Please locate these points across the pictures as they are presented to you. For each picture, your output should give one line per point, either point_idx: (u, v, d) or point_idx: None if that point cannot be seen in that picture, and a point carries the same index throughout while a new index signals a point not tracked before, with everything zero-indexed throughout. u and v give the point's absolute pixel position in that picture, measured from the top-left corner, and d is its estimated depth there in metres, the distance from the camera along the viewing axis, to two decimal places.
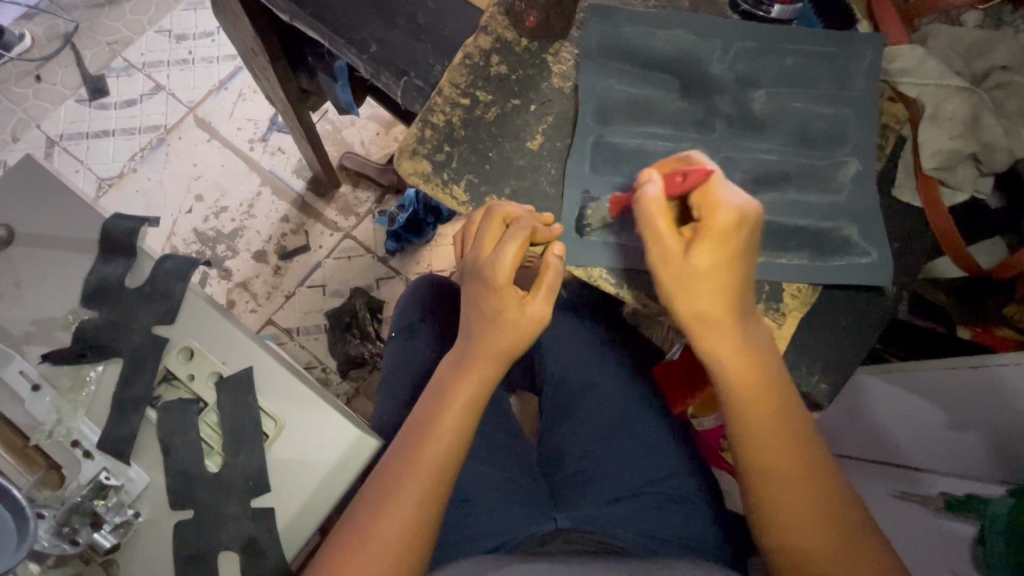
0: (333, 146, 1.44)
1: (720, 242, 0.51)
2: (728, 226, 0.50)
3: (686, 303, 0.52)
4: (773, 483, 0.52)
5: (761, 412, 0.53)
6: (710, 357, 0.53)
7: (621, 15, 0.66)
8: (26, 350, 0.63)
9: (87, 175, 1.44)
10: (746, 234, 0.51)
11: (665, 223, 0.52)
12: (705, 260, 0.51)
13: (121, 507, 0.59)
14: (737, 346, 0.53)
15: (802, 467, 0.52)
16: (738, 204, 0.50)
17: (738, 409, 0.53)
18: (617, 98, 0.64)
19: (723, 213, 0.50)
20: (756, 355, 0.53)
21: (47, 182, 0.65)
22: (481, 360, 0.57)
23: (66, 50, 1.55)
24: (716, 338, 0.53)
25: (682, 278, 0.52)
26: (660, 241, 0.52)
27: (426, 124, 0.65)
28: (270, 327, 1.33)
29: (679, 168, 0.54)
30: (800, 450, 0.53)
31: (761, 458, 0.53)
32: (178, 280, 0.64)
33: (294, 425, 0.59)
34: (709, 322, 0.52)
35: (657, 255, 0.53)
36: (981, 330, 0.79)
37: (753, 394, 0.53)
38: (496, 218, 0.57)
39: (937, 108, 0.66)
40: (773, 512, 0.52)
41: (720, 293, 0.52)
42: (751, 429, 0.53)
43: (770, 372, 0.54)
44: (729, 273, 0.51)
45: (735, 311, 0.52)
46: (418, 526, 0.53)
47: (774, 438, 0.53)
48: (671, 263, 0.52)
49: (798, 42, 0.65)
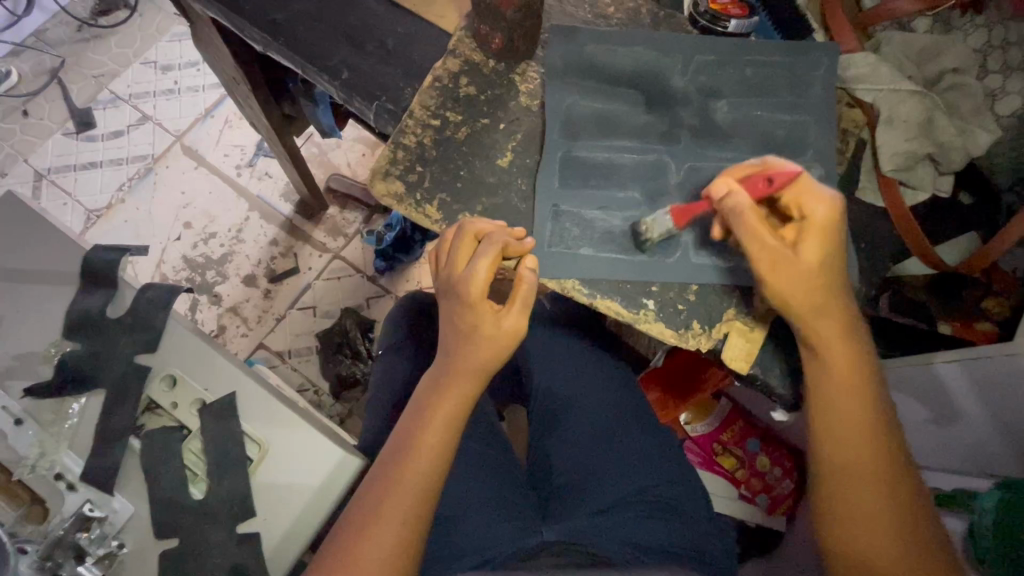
0: (319, 168, 1.46)
1: (824, 236, 0.53)
2: (827, 219, 0.53)
3: (791, 297, 0.53)
4: (846, 469, 0.53)
5: (853, 402, 0.54)
6: (813, 339, 0.54)
7: (583, 33, 0.68)
8: (8, 385, 0.63)
9: (74, 207, 1.45)
10: (842, 226, 0.54)
11: (764, 227, 0.53)
12: (815, 256, 0.53)
13: (104, 539, 0.58)
14: (841, 326, 0.54)
15: (878, 455, 0.53)
16: (832, 196, 0.54)
17: (833, 388, 0.54)
18: (584, 114, 0.66)
19: (823, 207, 0.53)
20: (861, 351, 0.54)
21: (27, 218, 0.66)
22: (460, 376, 0.57)
23: (53, 85, 1.57)
24: (819, 317, 0.54)
25: (794, 276, 0.53)
26: (767, 245, 0.53)
27: (397, 147, 0.66)
28: (262, 351, 1.33)
29: (758, 173, 0.56)
30: (880, 441, 0.53)
31: (839, 437, 0.54)
32: (158, 309, 0.64)
33: (274, 450, 0.59)
34: (809, 308, 0.53)
35: (766, 262, 0.53)
36: (962, 325, 0.82)
37: (847, 375, 0.54)
38: (468, 235, 0.58)
39: (892, 112, 0.68)
40: (839, 492, 0.53)
41: (818, 285, 0.53)
42: (838, 427, 0.54)
43: (866, 356, 0.55)
44: (829, 264, 0.54)
45: (838, 298, 0.54)
46: (402, 545, 0.53)
47: (858, 422, 0.54)
48: (783, 263, 0.53)
49: (757, 53, 0.67)
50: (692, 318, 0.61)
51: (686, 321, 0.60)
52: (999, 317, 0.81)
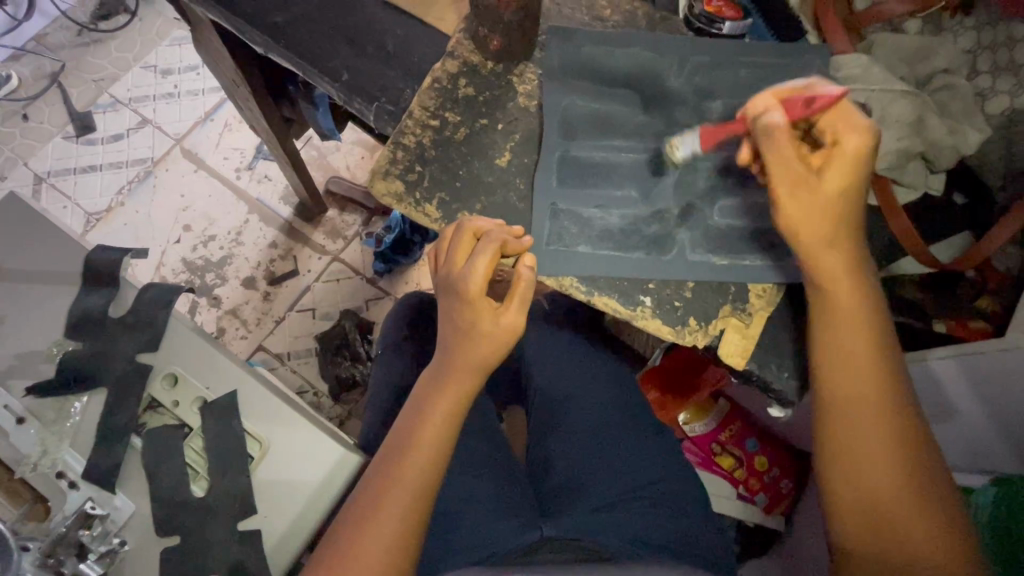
0: (319, 171, 1.47)
1: (852, 165, 0.55)
2: (858, 148, 0.55)
3: (805, 224, 0.56)
4: (847, 397, 0.56)
5: (854, 332, 0.57)
6: (818, 272, 0.57)
7: (580, 36, 0.69)
8: (10, 385, 0.63)
9: (74, 210, 1.45)
10: (872, 157, 0.56)
11: (793, 148, 0.55)
12: (835, 184, 0.55)
13: (106, 537, 0.58)
14: (846, 261, 0.57)
15: (877, 383, 0.56)
16: (867, 127, 0.55)
17: (836, 319, 0.57)
18: (581, 114, 0.67)
19: (855, 136, 0.55)
20: (863, 286, 0.57)
21: (30, 218, 0.67)
22: (458, 373, 0.58)
23: (53, 88, 1.58)
24: (827, 250, 0.56)
25: (813, 202, 0.55)
26: (791, 165, 0.55)
27: (397, 147, 0.67)
28: (261, 353, 1.34)
29: (796, 94, 0.57)
30: (879, 369, 0.56)
31: (841, 367, 0.57)
32: (159, 308, 0.65)
33: (274, 448, 0.60)
34: (824, 237, 0.56)
35: (787, 181, 0.56)
36: (957, 324, 0.82)
37: (849, 306, 0.57)
38: (467, 232, 0.59)
39: (884, 112, 0.69)
40: (840, 417, 0.57)
41: (834, 218, 0.56)
42: (840, 357, 0.56)
43: (868, 289, 0.57)
44: (849, 196, 0.56)
45: (850, 232, 0.57)
46: (402, 539, 0.53)
47: (860, 352, 0.56)
48: (805, 186, 0.55)
49: (752, 55, 0.68)
50: (687, 316, 0.61)
51: (682, 318, 0.61)
52: (993, 315, 0.81)
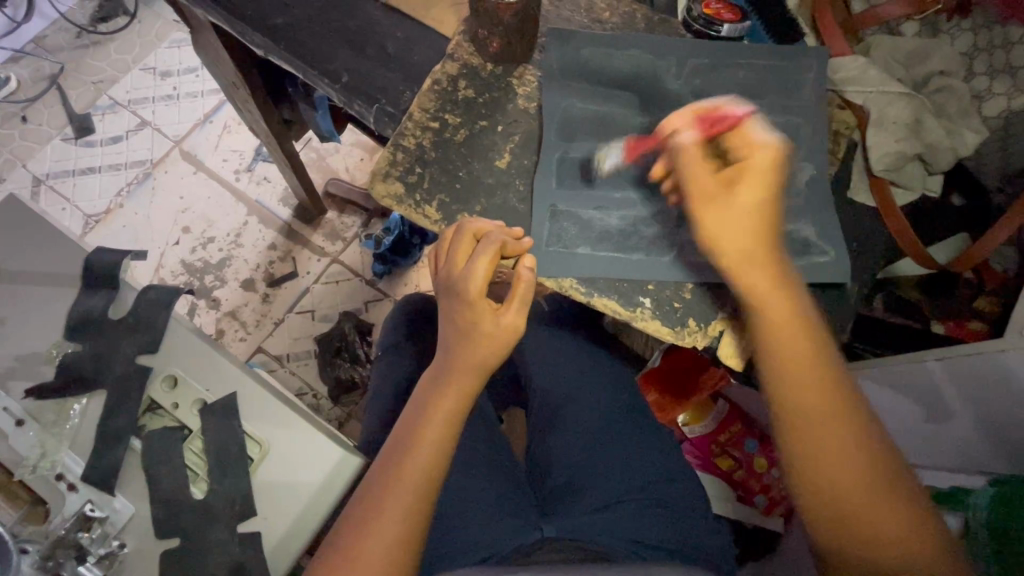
0: (318, 173, 1.47)
1: (762, 179, 0.56)
2: (765, 164, 0.56)
3: (724, 238, 0.56)
4: (799, 417, 0.54)
5: (796, 348, 0.55)
6: (748, 291, 0.56)
7: (579, 38, 0.69)
8: (10, 387, 0.63)
9: (73, 212, 1.45)
10: (780, 173, 0.56)
11: (700, 164, 0.57)
12: (746, 198, 0.56)
13: (105, 539, 0.58)
14: (774, 276, 0.56)
15: (828, 397, 0.54)
16: (772, 143, 0.56)
17: (774, 337, 0.55)
18: (580, 115, 0.67)
19: (760, 153, 0.56)
20: (795, 298, 0.56)
21: (30, 220, 0.67)
22: (459, 373, 0.58)
23: (51, 90, 1.58)
24: (753, 267, 0.55)
25: (725, 215, 0.56)
26: (700, 181, 0.57)
27: (397, 148, 0.67)
28: (260, 355, 1.34)
29: (708, 112, 0.59)
30: (825, 383, 0.55)
31: (786, 387, 0.55)
32: (159, 309, 0.65)
33: (275, 449, 0.60)
34: (746, 252, 0.56)
35: (697, 196, 0.57)
36: (954, 324, 0.84)
37: (784, 322, 0.55)
38: (467, 234, 0.59)
39: (881, 113, 0.70)
40: (796, 438, 0.55)
41: (751, 232, 0.56)
42: (786, 376, 0.55)
43: (802, 301, 0.56)
44: (765, 210, 0.56)
45: (769, 246, 0.56)
46: (403, 540, 0.53)
47: (805, 368, 0.55)
48: (715, 201, 0.57)
49: (750, 56, 0.69)
50: (687, 316, 0.61)
51: (682, 319, 0.61)
52: (991, 316, 0.82)
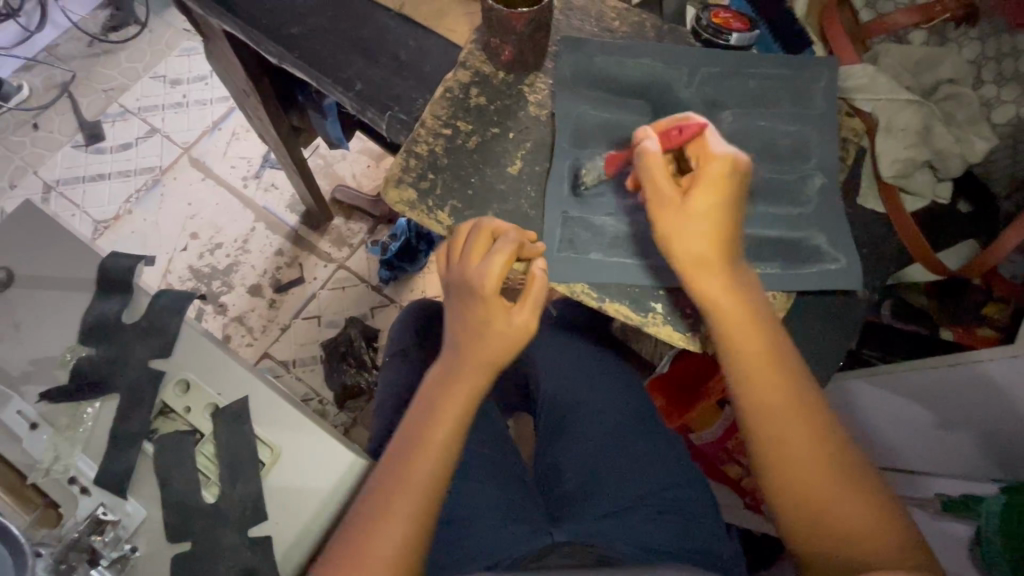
0: (325, 179, 1.48)
1: (718, 190, 0.55)
2: (721, 174, 0.55)
3: (680, 244, 0.56)
4: (765, 418, 0.55)
5: (755, 351, 0.56)
6: (706, 298, 0.56)
7: (590, 46, 0.70)
8: (25, 391, 0.64)
9: (83, 218, 1.47)
10: (737, 183, 0.56)
11: (661, 172, 0.57)
12: (701, 207, 0.55)
13: (118, 542, 0.59)
14: (728, 282, 0.56)
15: (788, 398, 0.55)
16: (729, 154, 0.55)
17: (733, 341, 0.56)
18: (592, 123, 0.68)
19: (716, 162, 0.55)
20: (751, 302, 0.56)
21: (47, 225, 0.68)
22: (470, 369, 0.58)
23: (63, 98, 1.60)
24: (708, 274, 0.56)
25: (678, 221, 0.56)
26: (658, 187, 0.57)
27: (410, 155, 0.68)
28: (267, 360, 1.34)
29: (674, 123, 0.59)
30: (785, 384, 0.55)
31: (749, 389, 0.55)
32: (174, 315, 0.65)
33: (287, 453, 0.60)
34: (700, 260, 0.56)
35: (653, 203, 0.57)
36: (963, 330, 0.83)
37: (742, 327, 0.56)
38: (485, 231, 0.60)
39: (891, 120, 0.71)
40: (763, 440, 0.55)
41: (710, 238, 0.55)
42: (748, 378, 0.55)
43: (758, 305, 0.57)
44: (721, 218, 0.56)
45: (727, 254, 0.56)
46: (411, 543, 0.53)
47: (765, 369, 0.55)
48: (670, 207, 0.56)
49: (760, 65, 0.69)
50: (700, 322, 0.61)
51: (693, 324, 0.61)
52: (998, 322, 0.83)
